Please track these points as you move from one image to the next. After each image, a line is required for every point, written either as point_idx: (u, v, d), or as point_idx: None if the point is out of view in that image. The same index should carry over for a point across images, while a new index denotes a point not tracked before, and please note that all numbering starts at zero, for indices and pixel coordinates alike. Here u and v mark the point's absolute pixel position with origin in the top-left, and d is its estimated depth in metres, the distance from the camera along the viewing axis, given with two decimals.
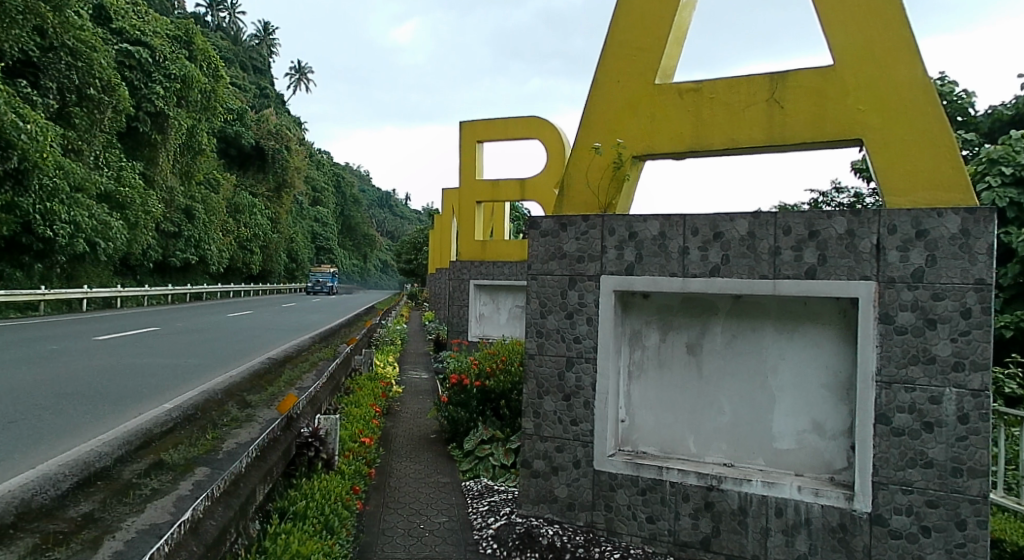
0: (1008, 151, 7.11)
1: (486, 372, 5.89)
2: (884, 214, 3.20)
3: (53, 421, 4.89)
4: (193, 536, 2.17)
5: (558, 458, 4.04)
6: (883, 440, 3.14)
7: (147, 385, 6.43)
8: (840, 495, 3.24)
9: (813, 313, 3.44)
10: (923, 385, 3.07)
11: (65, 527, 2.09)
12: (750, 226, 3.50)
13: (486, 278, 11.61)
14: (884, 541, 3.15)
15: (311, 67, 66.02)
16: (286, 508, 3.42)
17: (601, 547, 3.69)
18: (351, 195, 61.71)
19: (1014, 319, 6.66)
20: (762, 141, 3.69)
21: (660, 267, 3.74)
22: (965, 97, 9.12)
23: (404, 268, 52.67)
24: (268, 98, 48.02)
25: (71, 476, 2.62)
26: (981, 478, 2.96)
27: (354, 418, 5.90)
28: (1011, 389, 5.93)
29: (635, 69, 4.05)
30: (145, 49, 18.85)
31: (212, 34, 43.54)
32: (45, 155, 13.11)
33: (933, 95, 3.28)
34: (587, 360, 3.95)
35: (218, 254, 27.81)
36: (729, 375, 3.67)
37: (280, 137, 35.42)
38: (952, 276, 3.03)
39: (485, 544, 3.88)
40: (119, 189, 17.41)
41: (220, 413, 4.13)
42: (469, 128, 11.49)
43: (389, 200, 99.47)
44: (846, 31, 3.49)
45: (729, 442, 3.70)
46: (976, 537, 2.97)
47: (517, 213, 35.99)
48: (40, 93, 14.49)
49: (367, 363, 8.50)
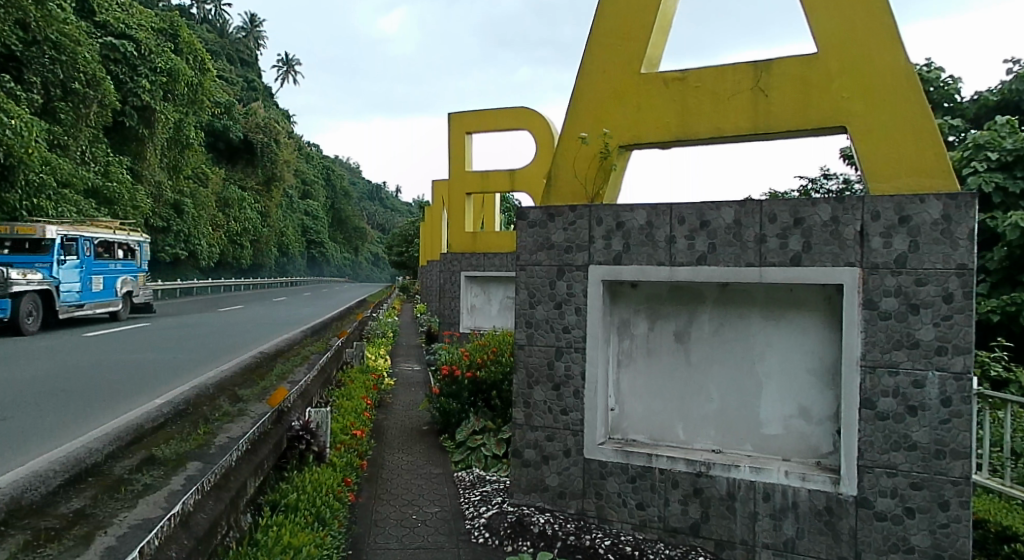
0: (994, 137, 7.20)
1: (476, 363, 5.86)
2: (868, 200, 3.23)
3: (45, 418, 4.85)
4: (183, 529, 2.18)
5: (548, 446, 4.08)
6: (868, 425, 3.18)
7: (139, 382, 6.40)
8: (825, 479, 3.29)
9: (798, 299, 3.47)
10: (907, 369, 3.11)
11: (58, 523, 2.10)
12: (736, 215, 3.52)
13: (477, 270, 11.67)
14: (869, 523, 3.20)
15: (298, 60, 65.56)
16: (277, 501, 3.44)
17: (592, 534, 3.71)
18: (342, 188, 61.43)
19: (1000, 304, 6.74)
20: (747, 129, 3.70)
21: (648, 257, 3.76)
22: (951, 83, 9.15)
23: (395, 261, 52.66)
24: (256, 91, 47.63)
25: (61, 473, 2.62)
26: (965, 460, 3.00)
27: (346, 411, 5.90)
28: (996, 372, 5.99)
29: (622, 57, 4.04)
30: (130, 42, 18.54)
31: (197, 27, 42.81)
32: (30, 151, 12.84)
33: (915, 82, 3.30)
34: (576, 349, 3.97)
35: (208, 249, 27.66)
36: (717, 362, 3.71)
37: (269, 131, 35.27)
38: (935, 262, 3.07)
39: (477, 533, 3.89)
40: (105, 184, 17.25)
41: (212, 408, 4.13)
42: (459, 119, 11.44)
43: (380, 194, 99.59)
44: (828, 21, 3.50)
45: (717, 428, 3.74)
46: (959, 517, 3.02)
47: (506, 204, 35.89)
48: (24, 89, 14.19)
49: (358, 356, 8.49)
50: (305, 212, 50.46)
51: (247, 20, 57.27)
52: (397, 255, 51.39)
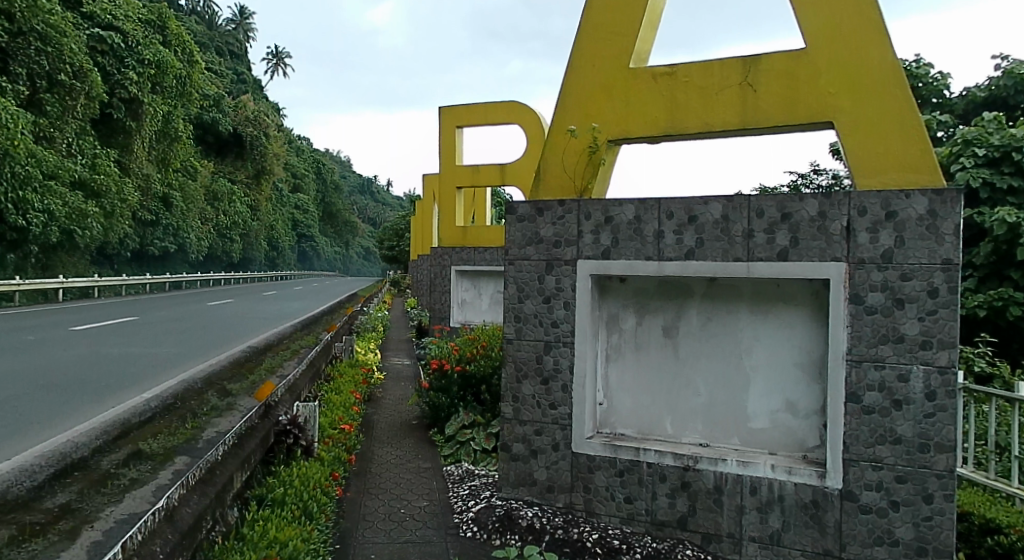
0: (981, 133, 7.25)
1: (466, 357, 5.93)
2: (854, 196, 3.24)
3: (30, 413, 4.79)
4: (168, 524, 2.17)
5: (536, 441, 4.08)
6: (854, 418, 3.20)
7: (126, 376, 6.31)
8: (811, 472, 3.31)
9: (786, 294, 3.49)
10: (892, 363, 3.13)
11: (42, 518, 2.08)
12: (724, 209, 3.52)
13: (467, 265, 11.59)
14: (855, 516, 3.23)
15: (287, 53, 64.86)
16: (264, 495, 3.42)
17: (580, 528, 3.72)
18: (333, 182, 60.90)
19: (987, 300, 6.76)
20: (736, 125, 3.70)
21: (636, 251, 3.76)
22: (940, 79, 9.18)
23: (386, 255, 52.25)
24: (246, 83, 47.22)
25: (47, 467, 2.60)
26: (948, 453, 3.03)
27: (335, 406, 5.88)
28: (980, 367, 6.02)
29: (610, 50, 4.03)
30: (117, 34, 18.35)
31: (187, 17, 42.25)
32: (15, 142, 12.69)
33: (901, 77, 3.32)
34: (564, 344, 3.98)
35: (196, 243, 27.45)
36: (705, 357, 3.72)
37: (258, 124, 34.82)
38: (920, 257, 3.09)
39: (465, 527, 3.89)
40: (93, 177, 16.88)
41: (200, 402, 4.10)
42: (447, 114, 11.38)
43: (372, 188, 99.12)
44: (816, 17, 3.50)
45: (705, 423, 3.75)
46: (943, 510, 3.05)
47: (497, 200, 35.95)
48: (9, 80, 14.01)
49: (347, 350, 8.42)
50: (295, 206, 50.13)
51: (236, 12, 56.86)
52: (388, 249, 50.99)
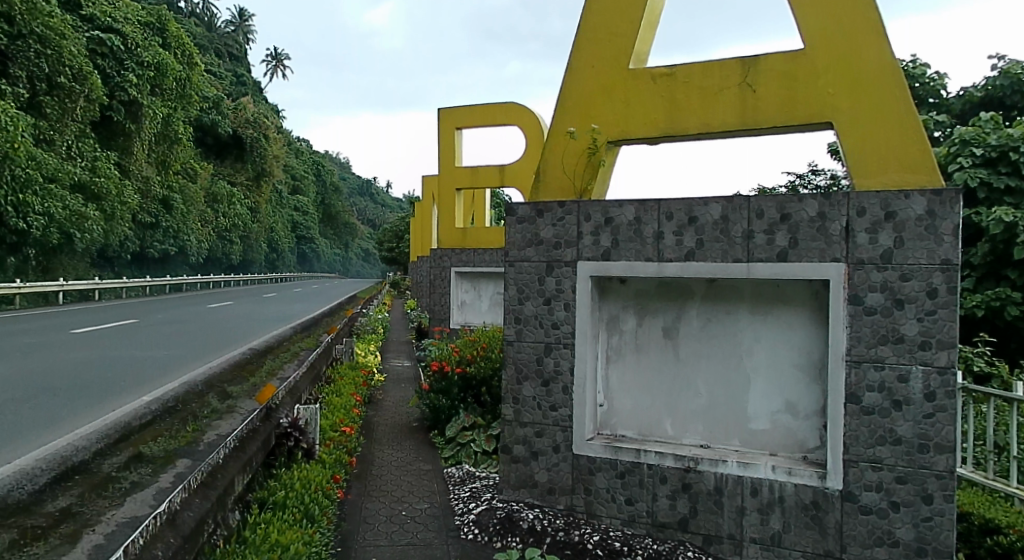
0: (979, 133, 7.24)
1: (466, 359, 5.93)
2: (853, 196, 3.24)
3: (32, 416, 4.79)
4: (170, 527, 2.17)
5: (537, 442, 4.08)
6: (854, 419, 3.21)
7: (127, 379, 6.32)
8: (812, 473, 3.32)
9: (786, 295, 3.49)
10: (892, 363, 3.13)
11: (44, 522, 2.08)
12: (724, 210, 3.52)
13: (466, 266, 11.63)
14: (855, 516, 3.23)
15: (286, 54, 64.86)
16: (265, 498, 3.42)
17: (581, 530, 3.72)
18: (332, 183, 60.92)
19: (986, 299, 6.77)
20: (735, 125, 3.70)
21: (636, 252, 3.76)
22: (936, 79, 9.19)
23: (386, 256, 52.22)
24: (245, 85, 47.24)
25: (48, 471, 2.60)
26: (948, 453, 3.03)
27: (335, 408, 5.88)
28: (979, 367, 6.02)
29: (610, 51, 4.04)
30: (117, 37, 18.33)
31: (186, 20, 42.24)
32: (15, 145, 12.69)
33: (899, 77, 3.32)
34: (565, 345, 3.98)
35: (196, 245, 27.43)
36: (705, 358, 3.72)
37: (258, 125, 34.76)
38: (919, 258, 3.09)
39: (466, 529, 3.89)
40: (93, 179, 16.86)
41: (201, 405, 4.10)
42: (446, 115, 11.39)
43: (372, 189, 99.13)
44: (814, 17, 3.51)
45: (706, 424, 3.76)
46: (943, 511, 3.06)
47: (496, 201, 35.98)
48: (9, 82, 14.01)
49: (347, 352, 8.41)
50: (295, 207, 50.10)
51: (235, 14, 56.89)
52: (387, 250, 50.97)
